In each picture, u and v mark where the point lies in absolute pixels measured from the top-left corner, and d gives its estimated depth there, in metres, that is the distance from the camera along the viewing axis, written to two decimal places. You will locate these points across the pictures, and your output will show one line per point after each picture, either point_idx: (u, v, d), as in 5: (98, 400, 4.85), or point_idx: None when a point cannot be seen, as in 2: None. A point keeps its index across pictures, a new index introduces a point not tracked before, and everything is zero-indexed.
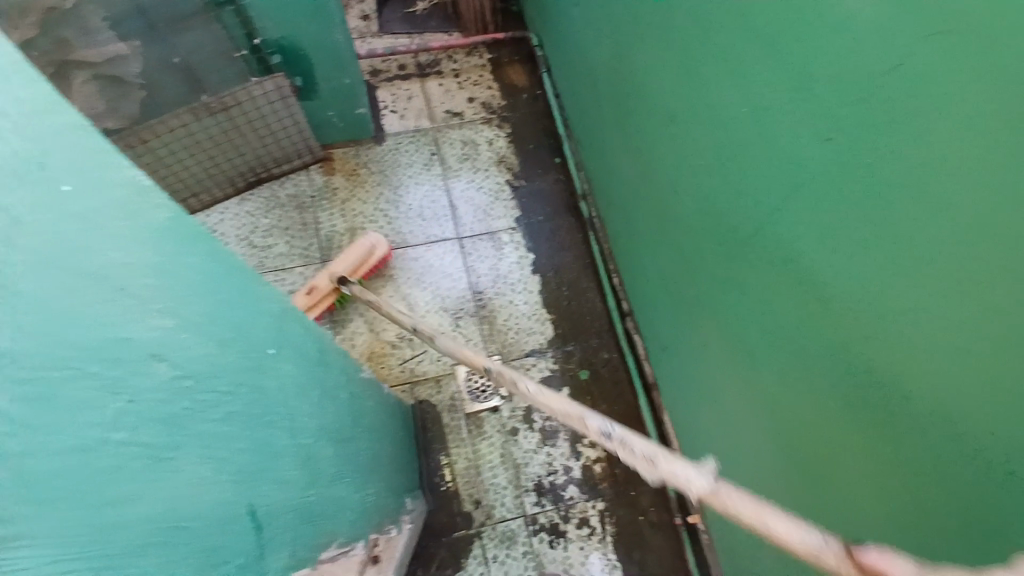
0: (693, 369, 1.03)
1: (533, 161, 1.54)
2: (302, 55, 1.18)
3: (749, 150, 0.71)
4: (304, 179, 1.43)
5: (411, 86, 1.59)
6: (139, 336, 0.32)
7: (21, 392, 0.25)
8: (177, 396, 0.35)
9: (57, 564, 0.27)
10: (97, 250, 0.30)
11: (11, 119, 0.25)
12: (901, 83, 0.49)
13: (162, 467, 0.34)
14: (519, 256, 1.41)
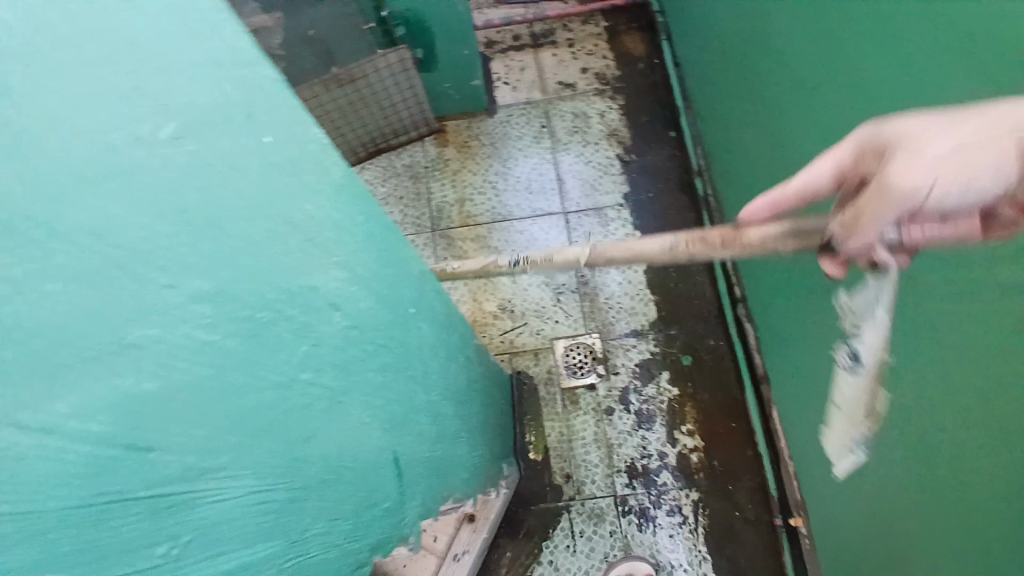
0: (805, 366, 0.95)
1: (646, 135, 1.47)
2: (425, 27, 1.22)
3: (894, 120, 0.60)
4: (418, 150, 1.48)
5: (525, 57, 1.58)
6: (323, 285, 0.38)
7: (229, 329, 0.31)
8: (351, 344, 0.41)
9: (257, 492, 0.35)
10: (294, 204, 0.34)
11: (230, 74, 0.29)
12: None
13: (337, 409, 0.42)
14: (626, 233, 1.37)
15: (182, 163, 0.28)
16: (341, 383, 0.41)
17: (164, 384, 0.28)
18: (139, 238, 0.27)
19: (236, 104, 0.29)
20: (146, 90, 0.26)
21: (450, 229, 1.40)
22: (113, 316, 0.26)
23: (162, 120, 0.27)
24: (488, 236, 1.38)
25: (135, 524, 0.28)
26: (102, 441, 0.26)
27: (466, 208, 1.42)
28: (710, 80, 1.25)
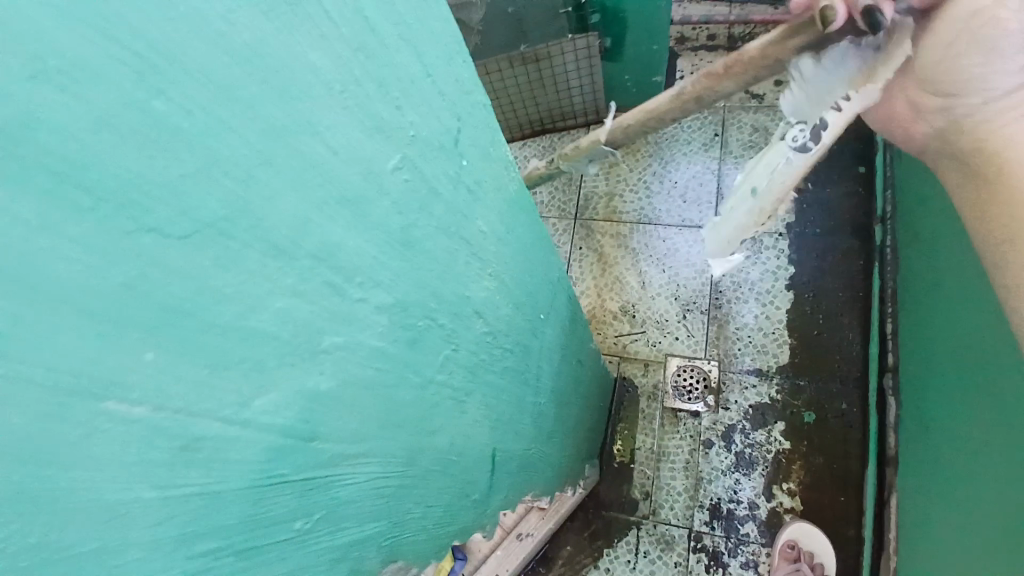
0: (944, 463, 0.84)
1: (831, 165, 1.33)
2: (620, 16, 1.22)
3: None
4: (582, 137, 1.49)
5: (716, 59, 1.50)
6: (475, 295, 0.41)
7: (396, 331, 0.35)
8: (482, 349, 0.45)
9: (378, 481, 0.39)
10: (474, 220, 0.38)
11: (450, 99, 0.33)
12: None
13: (457, 409, 0.44)
14: (777, 265, 1.27)
15: (395, 195, 0.31)
16: (467, 383, 0.44)
17: (340, 384, 0.32)
18: (360, 261, 0.31)
19: (449, 132, 0.33)
20: (381, 128, 0.29)
21: (592, 221, 1.40)
22: (319, 327, 0.30)
23: (392, 155, 0.30)
24: (629, 235, 1.37)
25: (290, 502, 0.32)
26: (286, 432, 0.30)
27: (614, 203, 1.40)
28: None
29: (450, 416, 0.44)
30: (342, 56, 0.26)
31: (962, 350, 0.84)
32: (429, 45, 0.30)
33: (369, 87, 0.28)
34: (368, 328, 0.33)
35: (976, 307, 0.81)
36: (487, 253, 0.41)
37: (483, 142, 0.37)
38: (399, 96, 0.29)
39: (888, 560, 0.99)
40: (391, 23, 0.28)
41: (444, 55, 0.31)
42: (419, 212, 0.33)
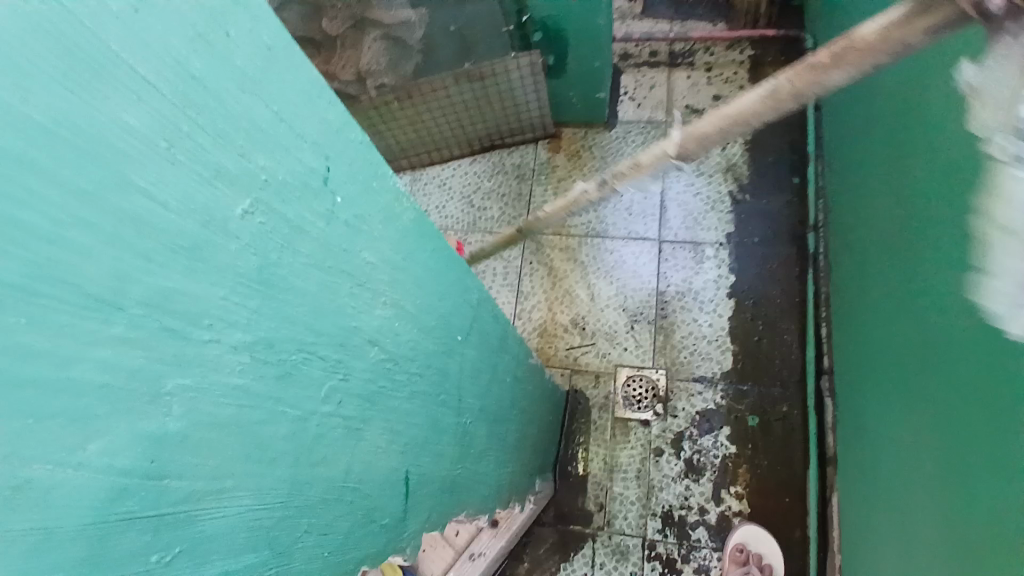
0: (870, 460, 0.90)
1: (767, 177, 1.39)
2: (561, 35, 1.22)
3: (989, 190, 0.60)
4: (530, 152, 1.50)
5: (657, 74, 1.54)
6: (365, 324, 0.39)
7: (264, 370, 0.31)
8: (378, 376, 0.42)
9: (256, 511, 0.34)
10: (355, 251, 0.36)
11: (313, 139, 0.30)
12: None
13: (353, 436, 0.41)
14: (720, 274, 1.32)
15: (246, 239, 0.28)
16: (363, 411, 0.41)
17: (194, 423, 0.28)
18: (205, 303, 0.27)
19: (315, 172, 0.31)
20: (224, 174, 0.26)
21: (542, 235, 1.42)
22: (157, 370, 0.25)
23: (239, 198, 0.27)
24: (578, 249, 1.39)
25: (144, 536, 0.27)
26: (127, 471, 0.25)
27: (563, 216, 1.42)
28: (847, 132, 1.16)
29: (343, 443, 0.40)
30: (163, 92, 0.23)
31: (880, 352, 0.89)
32: (278, 87, 0.28)
33: (202, 136, 0.25)
34: (225, 368, 0.29)
35: (887, 311, 0.87)
36: (391, 279, 0.40)
37: (364, 176, 0.35)
38: (241, 145, 0.26)
39: (835, 560, 1.03)
40: (226, 69, 0.25)
41: (305, 91, 0.29)
42: (281, 250, 0.30)
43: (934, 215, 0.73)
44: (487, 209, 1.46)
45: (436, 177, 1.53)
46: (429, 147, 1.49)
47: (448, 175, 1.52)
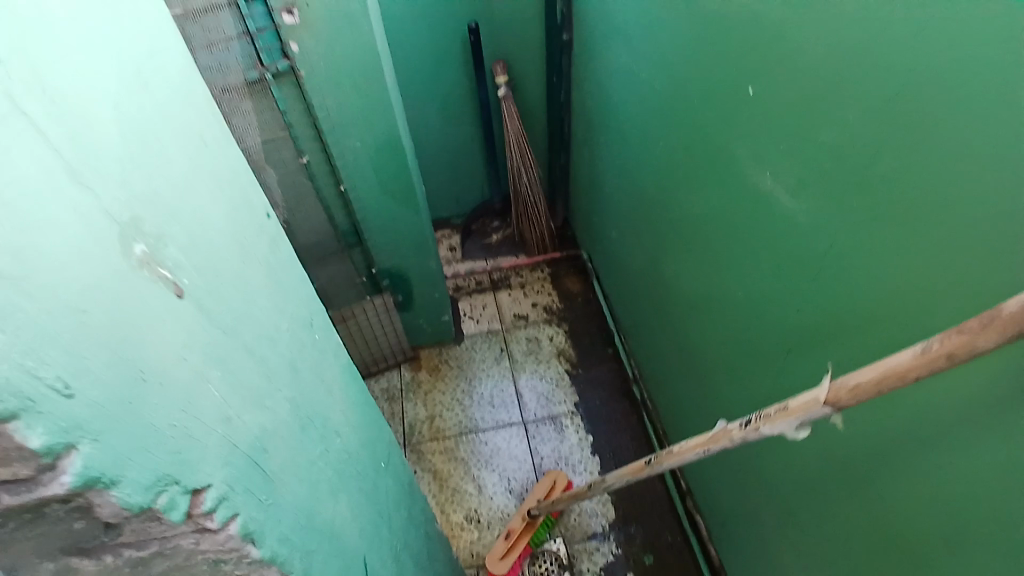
0: (754, 546, 1.09)
1: (590, 352, 1.74)
2: (405, 278, 1.55)
3: (758, 316, 0.94)
4: (394, 375, 1.72)
5: (485, 297, 1.93)
6: (336, 418, 0.44)
7: (298, 423, 0.38)
8: (342, 460, 0.44)
9: (300, 528, 0.36)
10: (327, 367, 0.45)
11: (306, 306, 0.44)
12: (832, 258, 0.73)
13: (338, 495, 0.42)
14: (580, 437, 1.54)
15: (282, 339, 0.39)
16: (340, 482, 0.43)
17: (262, 433, 0.34)
18: (269, 365, 0.36)
19: (306, 321, 0.43)
20: (278, 312, 0.39)
21: (421, 445, 1.55)
22: (254, 390, 0.34)
23: (279, 323, 0.39)
24: (456, 448, 1.54)
25: (261, 495, 0.33)
26: (248, 450, 0.32)
27: (436, 424, 1.60)
28: (631, 305, 1.58)
29: (337, 502, 0.42)
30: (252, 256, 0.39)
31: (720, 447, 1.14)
32: (287, 272, 0.43)
33: (272, 291, 0.39)
34: (271, 406, 0.35)
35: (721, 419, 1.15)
36: (362, 400, 0.52)
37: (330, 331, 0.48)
38: (278, 299, 0.40)
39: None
40: (276, 267, 0.41)
41: (300, 287, 0.44)
42: (294, 350, 0.40)
43: (728, 337, 1.06)
44: None
45: None
46: None
47: None
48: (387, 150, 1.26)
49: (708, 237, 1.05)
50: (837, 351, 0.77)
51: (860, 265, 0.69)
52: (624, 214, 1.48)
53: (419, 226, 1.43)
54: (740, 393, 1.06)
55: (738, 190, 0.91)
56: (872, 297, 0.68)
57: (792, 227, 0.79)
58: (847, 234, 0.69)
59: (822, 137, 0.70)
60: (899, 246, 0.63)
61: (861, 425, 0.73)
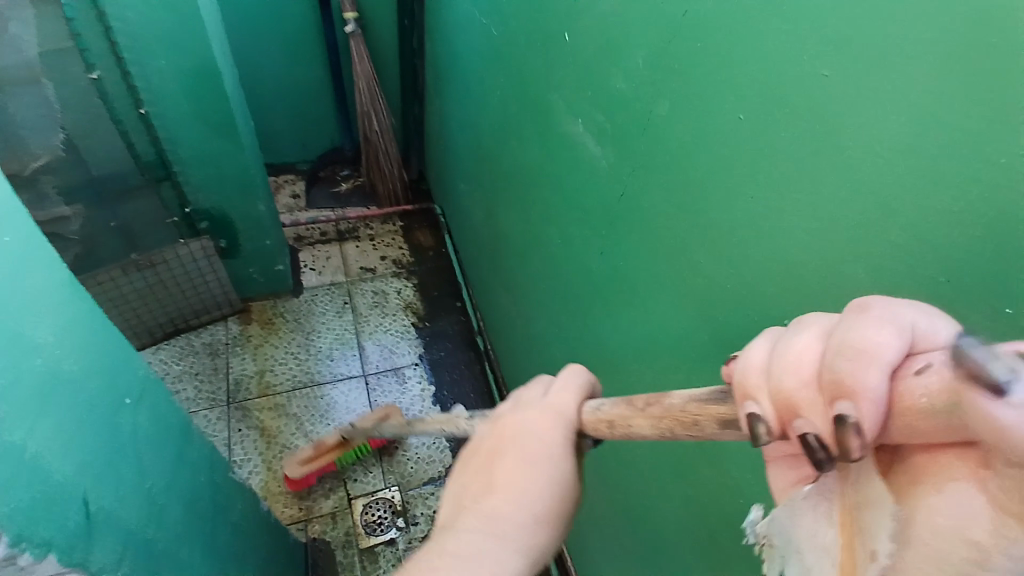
0: None
1: (437, 306, 1.74)
2: (228, 221, 1.47)
3: (570, 264, 1.01)
4: (220, 328, 1.64)
5: (330, 248, 1.85)
6: (32, 336, 0.47)
7: None
8: (43, 385, 0.47)
9: None
10: (21, 281, 0.47)
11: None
12: (622, 203, 0.78)
13: (25, 419, 0.45)
14: (422, 388, 1.54)
15: None
16: (33, 408, 0.46)
17: None
18: None
19: None
20: None
21: (247, 402, 1.48)
22: None
23: None
24: (287, 402, 1.49)
25: None
26: None
27: (266, 379, 1.53)
28: (476, 258, 1.61)
29: (25, 426, 0.45)
30: None
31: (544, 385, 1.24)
32: None
33: None
34: None
35: (543, 364, 1.23)
36: (91, 330, 0.54)
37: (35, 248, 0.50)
38: None
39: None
40: None
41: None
42: None
43: (546, 286, 1.13)
44: (180, 391, 1.49)
45: None
46: None
47: None
48: (200, 73, 1.14)
49: (534, 187, 1.10)
50: (624, 293, 0.83)
51: (636, 210, 0.75)
52: (469, 167, 1.50)
53: (241, 160, 1.33)
54: (558, 336, 1.13)
55: (554, 141, 0.95)
56: (643, 236, 0.75)
57: (593, 174, 0.85)
58: (630, 180, 0.75)
59: (612, 84, 0.74)
60: (657, 187, 0.70)
61: (648, 356, 0.80)
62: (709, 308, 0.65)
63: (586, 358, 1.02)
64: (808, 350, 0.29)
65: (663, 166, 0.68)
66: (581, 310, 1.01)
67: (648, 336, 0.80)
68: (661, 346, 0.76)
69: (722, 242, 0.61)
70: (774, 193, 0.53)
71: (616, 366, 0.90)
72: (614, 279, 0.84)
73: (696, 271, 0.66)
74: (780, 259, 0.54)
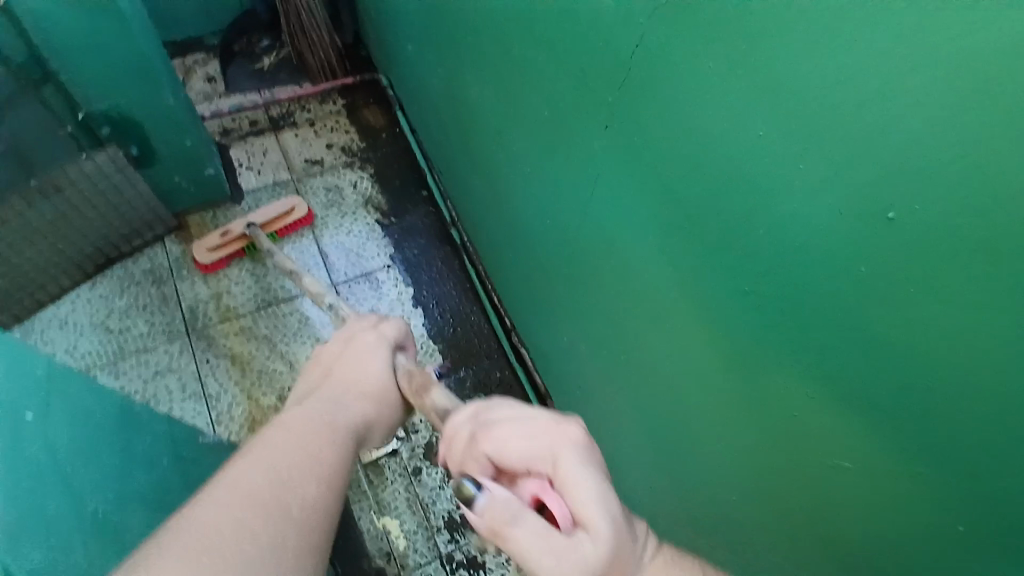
0: (573, 373, 1.13)
1: (401, 197, 1.54)
2: (135, 122, 1.23)
3: (565, 142, 0.88)
4: (159, 252, 1.43)
5: (265, 141, 1.59)
6: None
7: None
8: None
9: None
10: None
11: None
12: (645, 57, 0.65)
13: None
14: (400, 292, 1.41)
15: None
16: None
17: None
18: None
19: None
20: None
21: (208, 329, 1.34)
22: None
23: None
24: (252, 325, 1.35)
25: None
26: None
27: (224, 302, 1.37)
28: (440, 138, 1.41)
29: None
30: None
31: (537, 278, 1.15)
32: None
33: None
34: None
35: (532, 256, 1.14)
36: None
37: None
38: None
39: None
40: None
41: None
42: None
43: (536, 173, 1.01)
44: (130, 328, 1.33)
45: (57, 319, 1.34)
46: (30, 286, 1.30)
47: (69, 311, 1.35)
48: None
49: (511, 51, 0.94)
50: (640, 174, 0.73)
51: (663, 67, 0.63)
52: (423, 28, 1.27)
53: (135, 41, 1.11)
54: (556, 227, 1.01)
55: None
56: (675, 97, 0.63)
57: (600, 24, 0.70)
58: (661, 29, 0.61)
59: None
60: (704, 47, 0.57)
61: (674, 240, 0.71)
62: (777, 196, 0.55)
63: (587, 252, 0.94)
64: (495, 502, 0.45)
65: (691, 16, 0.57)
66: (578, 198, 0.90)
67: (674, 221, 0.70)
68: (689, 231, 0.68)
69: (795, 107, 0.50)
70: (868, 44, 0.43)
71: (637, 263, 0.81)
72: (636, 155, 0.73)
73: (752, 151, 0.56)
74: (895, 135, 0.43)
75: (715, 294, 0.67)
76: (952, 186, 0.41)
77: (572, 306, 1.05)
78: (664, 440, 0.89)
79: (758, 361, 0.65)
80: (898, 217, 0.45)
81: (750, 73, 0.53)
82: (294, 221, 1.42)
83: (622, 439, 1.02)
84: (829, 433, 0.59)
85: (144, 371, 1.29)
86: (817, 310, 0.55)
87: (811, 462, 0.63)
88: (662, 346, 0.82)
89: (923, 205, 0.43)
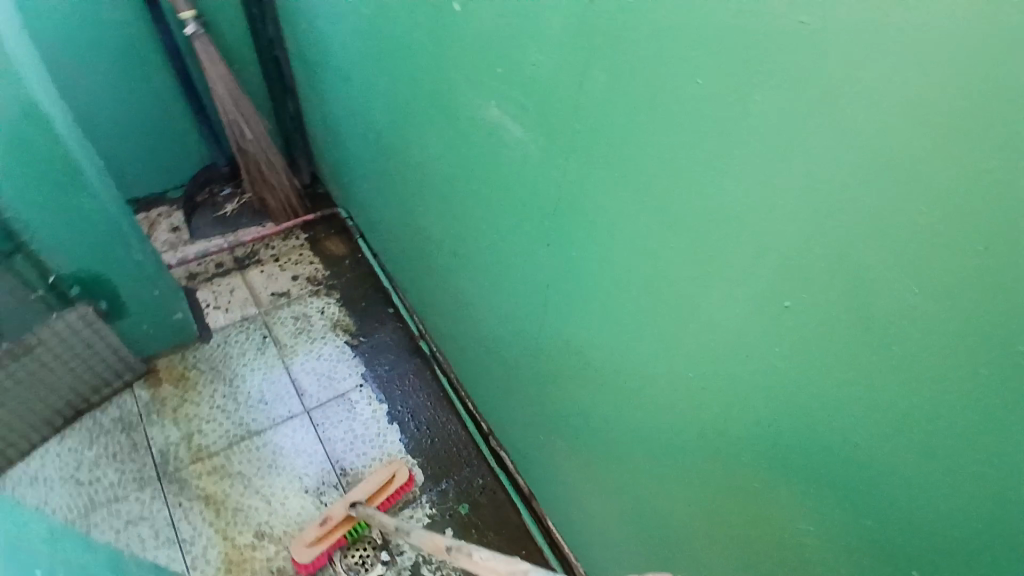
0: (551, 468, 1.17)
1: (367, 318, 1.62)
2: (103, 280, 1.29)
3: (511, 258, 1.00)
4: (128, 398, 1.43)
5: (232, 279, 1.67)
6: None
7: None
8: None
9: None
10: None
11: None
12: (565, 187, 0.78)
13: None
14: (374, 409, 1.44)
15: None
16: None
17: None
18: None
19: None
20: None
21: (181, 472, 1.32)
22: None
23: None
24: (226, 462, 1.34)
25: None
26: None
27: (195, 442, 1.36)
28: (399, 261, 1.53)
29: None
30: None
31: (505, 381, 1.22)
32: None
33: None
34: None
35: (497, 361, 1.22)
36: None
37: None
38: None
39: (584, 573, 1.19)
40: None
41: None
42: None
43: (490, 285, 1.12)
44: (99, 479, 1.30)
45: (24, 477, 1.30)
46: None
47: (39, 466, 1.32)
48: (25, 120, 1.02)
49: (455, 185, 1.07)
50: (579, 282, 0.85)
51: (578, 194, 0.76)
52: (374, 170, 1.43)
53: (98, 207, 1.19)
54: (515, 330, 1.10)
55: (469, 132, 0.94)
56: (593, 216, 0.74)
57: (524, 163, 0.84)
58: (571, 166, 0.74)
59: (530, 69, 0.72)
60: (608, 174, 0.68)
61: (616, 334, 0.81)
62: (699, 292, 0.63)
63: (546, 351, 1.03)
64: None
65: (591, 152, 0.69)
66: (530, 303, 1.01)
67: (613, 316, 0.80)
68: (627, 326, 0.78)
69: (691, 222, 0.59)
70: (728, 168, 0.52)
71: (592, 355, 0.89)
72: (573, 262, 0.84)
73: (667, 257, 0.65)
74: (777, 241, 0.52)
75: (663, 375, 0.76)
76: (826, 284, 0.49)
77: (541, 402, 1.12)
78: (644, 522, 0.93)
79: (714, 440, 0.71)
80: (794, 305, 0.53)
81: (651, 191, 0.65)
82: (393, 489, 1.28)
83: (607, 527, 1.05)
84: (784, 504, 0.64)
85: (115, 522, 1.24)
86: (741, 377, 0.64)
87: (779, 534, 0.67)
88: (625, 429, 0.89)
89: (808, 294, 0.51)
